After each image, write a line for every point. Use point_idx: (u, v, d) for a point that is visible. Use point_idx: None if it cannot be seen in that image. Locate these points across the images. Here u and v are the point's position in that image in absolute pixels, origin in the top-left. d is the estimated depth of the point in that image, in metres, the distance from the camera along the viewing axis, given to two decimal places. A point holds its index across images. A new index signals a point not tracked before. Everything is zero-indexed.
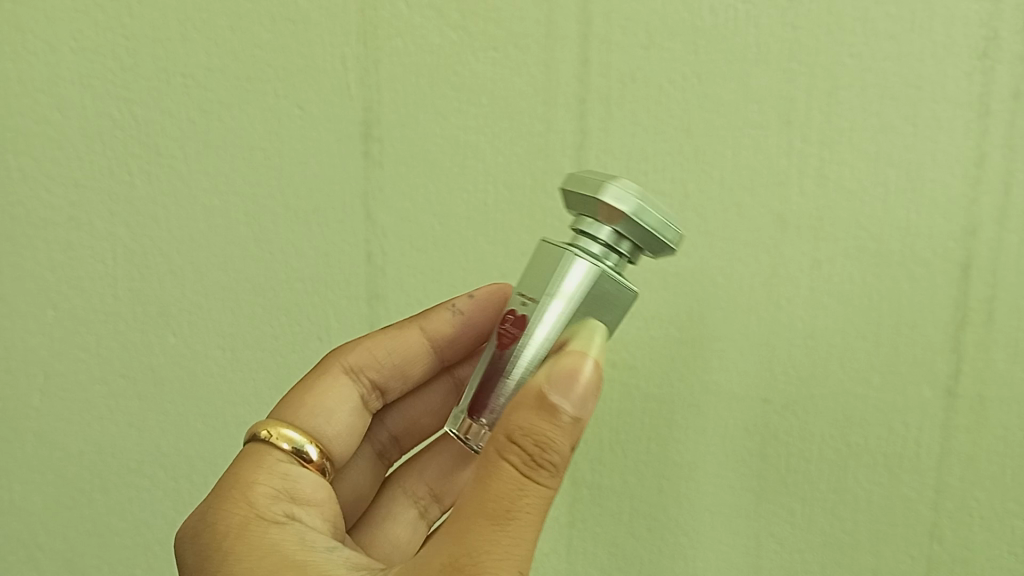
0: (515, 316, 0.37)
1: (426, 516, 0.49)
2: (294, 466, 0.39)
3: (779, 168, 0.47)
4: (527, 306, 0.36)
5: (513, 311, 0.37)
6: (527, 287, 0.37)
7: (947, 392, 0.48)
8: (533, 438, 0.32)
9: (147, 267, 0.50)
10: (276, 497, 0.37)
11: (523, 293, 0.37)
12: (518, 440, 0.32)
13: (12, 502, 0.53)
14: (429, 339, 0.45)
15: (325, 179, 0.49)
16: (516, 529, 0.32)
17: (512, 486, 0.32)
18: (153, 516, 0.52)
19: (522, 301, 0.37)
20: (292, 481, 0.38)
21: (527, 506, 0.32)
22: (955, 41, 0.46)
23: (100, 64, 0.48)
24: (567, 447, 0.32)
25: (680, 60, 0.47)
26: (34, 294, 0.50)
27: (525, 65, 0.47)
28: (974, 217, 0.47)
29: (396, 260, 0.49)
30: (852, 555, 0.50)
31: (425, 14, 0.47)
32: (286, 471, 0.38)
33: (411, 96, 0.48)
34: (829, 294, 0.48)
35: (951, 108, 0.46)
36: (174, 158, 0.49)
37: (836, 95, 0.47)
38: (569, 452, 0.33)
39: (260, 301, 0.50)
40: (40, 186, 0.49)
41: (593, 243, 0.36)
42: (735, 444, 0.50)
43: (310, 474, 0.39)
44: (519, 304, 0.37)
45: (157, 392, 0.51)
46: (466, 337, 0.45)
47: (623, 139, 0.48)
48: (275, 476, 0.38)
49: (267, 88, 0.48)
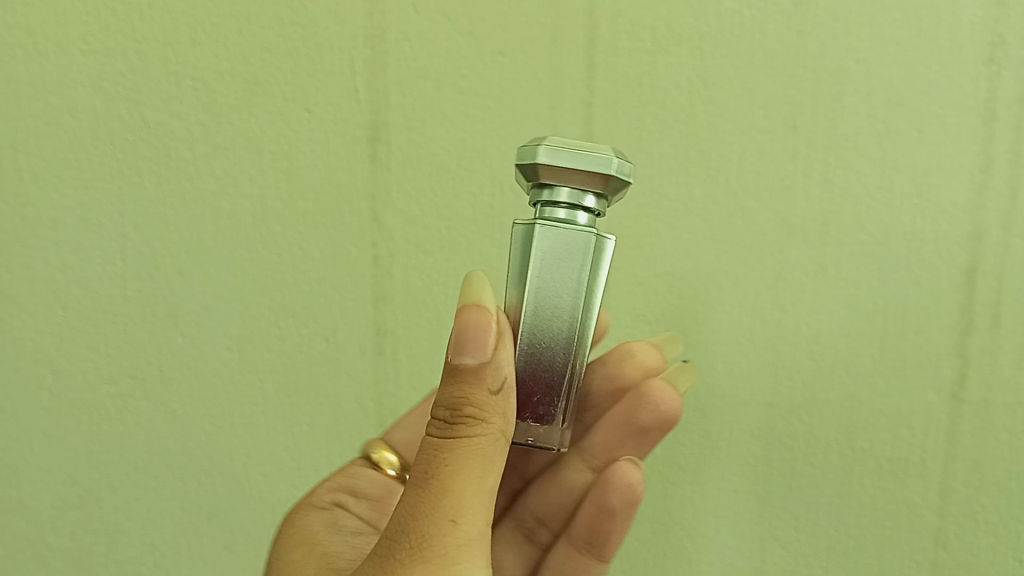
0: None
1: (533, 538, 0.48)
2: (367, 472, 0.45)
3: (785, 173, 0.48)
4: None
5: None
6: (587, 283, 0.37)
7: (953, 397, 0.48)
8: (444, 402, 0.31)
9: (156, 268, 0.50)
10: (330, 489, 0.44)
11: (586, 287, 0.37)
12: (435, 409, 0.32)
13: (20, 501, 0.53)
14: None
15: (333, 181, 0.49)
16: (442, 487, 0.30)
17: (430, 451, 0.31)
18: (160, 516, 0.52)
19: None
20: (358, 480, 0.45)
21: (450, 465, 0.31)
22: (961, 46, 0.46)
23: (110, 67, 0.49)
24: (482, 398, 0.31)
25: (685, 65, 0.47)
26: (44, 295, 0.51)
27: (532, 69, 0.48)
28: (979, 223, 0.47)
29: (403, 262, 0.50)
30: (855, 559, 0.50)
31: (433, 18, 0.48)
32: (354, 472, 0.45)
33: (418, 100, 0.48)
34: (834, 298, 0.48)
35: (956, 114, 0.46)
36: (184, 160, 0.49)
37: (841, 100, 0.47)
38: (490, 399, 0.31)
39: (268, 302, 0.50)
40: (50, 188, 0.50)
41: (552, 211, 0.32)
42: (741, 447, 0.50)
43: (378, 478, 0.45)
44: None
45: (165, 393, 0.51)
46: None
47: (630, 143, 0.48)
48: (344, 475, 0.45)
49: (275, 91, 0.49)
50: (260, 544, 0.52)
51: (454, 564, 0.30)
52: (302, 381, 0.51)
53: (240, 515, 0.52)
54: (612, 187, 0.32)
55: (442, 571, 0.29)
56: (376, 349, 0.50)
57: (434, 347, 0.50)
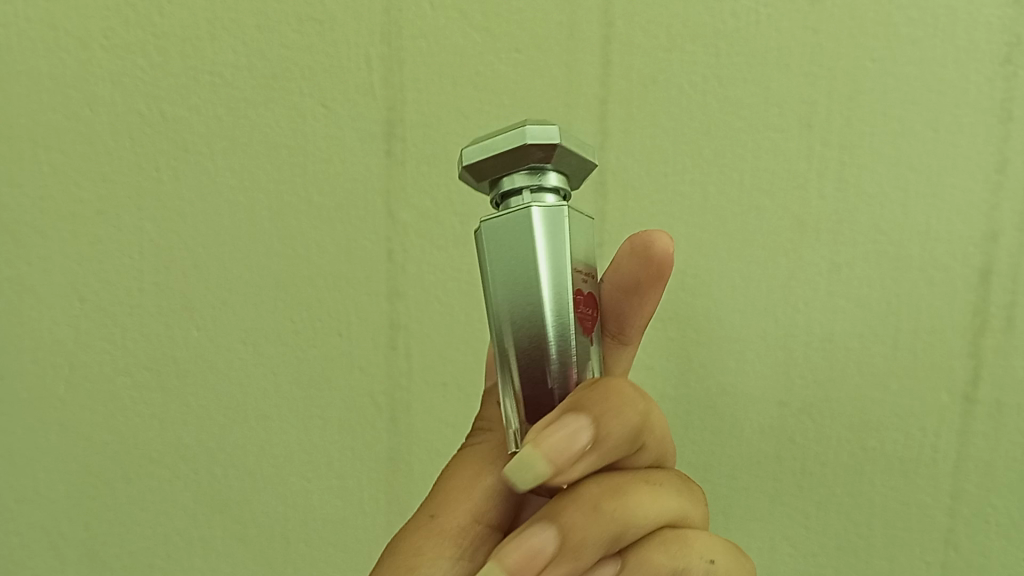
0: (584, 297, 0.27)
1: None
2: None
3: (799, 172, 0.48)
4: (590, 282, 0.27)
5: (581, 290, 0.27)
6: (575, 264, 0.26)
7: (965, 397, 0.49)
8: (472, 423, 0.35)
9: (172, 261, 0.50)
10: None
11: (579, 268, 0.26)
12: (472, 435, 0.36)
13: (35, 490, 0.51)
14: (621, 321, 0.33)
15: (348, 176, 0.49)
16: (443, 486, 0.32)
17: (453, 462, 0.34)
18: (174, 508, 0.51)
19: (583, 275, 0.27)
20: None
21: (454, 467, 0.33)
22: (977, 47, 0.47)
23: (129, 62, 0.49)
24: (493, 410, 0.34)
25: (700, 64, 0.48)
26: (62, 286, 0.50)
27: (548, 67, 0.49)
28: (994, 224, 0.48)
29: (416, 258, 0.50)
30: (867, 560, 0.50)
31: (449, 16, 0.49)
32: None
33: (434, 97, 0.49)
34: (847, 297, 0.49)
35: (972, 114, 0.48)
36: (201, 155, 0.49)
37: (856, 99, 0.48)
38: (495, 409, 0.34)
39: (281, 296, 0.50)
40: (68, 180, 0.49)
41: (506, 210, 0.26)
42: (753, 446, 0.50)
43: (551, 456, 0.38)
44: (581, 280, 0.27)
45: (180, 384, 0.50)
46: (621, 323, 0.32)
47: (644, 141, 0.49)
48: None
49: (293, 87, 0.49)
50: (270, 540, 0.51)
51: (417, 555, 0.30)
52: (315, 375, 0.51)
53: (251, 508, 0.51)
54: (477, 168, 0.26)
55: (411, 553, 0.30)
56: (389, 344, 0.51)
57: (446, 342, 0.51)
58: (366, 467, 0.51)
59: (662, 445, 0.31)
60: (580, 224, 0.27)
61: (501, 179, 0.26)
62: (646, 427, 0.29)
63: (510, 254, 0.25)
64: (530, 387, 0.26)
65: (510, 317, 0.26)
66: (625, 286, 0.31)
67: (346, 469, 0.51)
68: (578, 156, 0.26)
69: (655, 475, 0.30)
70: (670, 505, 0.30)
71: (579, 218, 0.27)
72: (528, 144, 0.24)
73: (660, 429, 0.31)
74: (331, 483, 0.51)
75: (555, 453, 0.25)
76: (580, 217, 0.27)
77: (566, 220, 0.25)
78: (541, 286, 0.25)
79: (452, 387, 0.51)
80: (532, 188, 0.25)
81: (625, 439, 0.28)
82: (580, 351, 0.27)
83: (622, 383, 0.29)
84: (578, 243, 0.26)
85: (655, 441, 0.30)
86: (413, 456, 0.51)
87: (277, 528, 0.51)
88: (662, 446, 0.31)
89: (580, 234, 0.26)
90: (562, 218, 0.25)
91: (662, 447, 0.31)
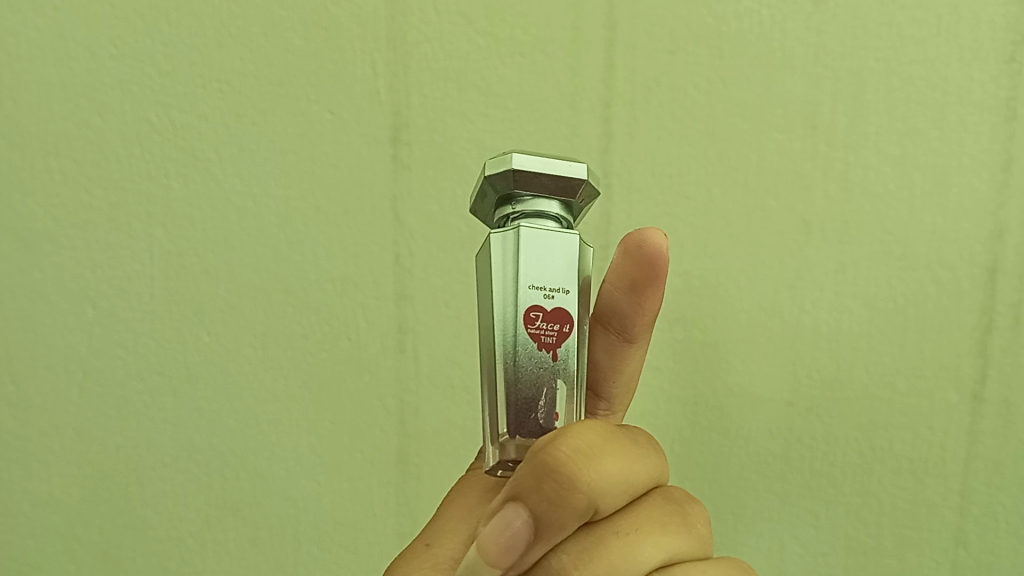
0: (546, 314, 0.27)
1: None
2: None
3: (804, 172, 0.49)
4: (557, 296, 0.27)
5: (542, 308, 0.27)
6: (535, 282, 0.27)
7: (974, 396, 0.49)
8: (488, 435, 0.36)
9: (182, 266, 0.50)
10: None
11: (538, 284, 0.27)
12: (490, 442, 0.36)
13: (50, 494, 0.51)
14: (623, 320, 0.32)
15: (356, 181, 0.50)
16: (445, 514, 0.33)
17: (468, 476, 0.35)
18: (187, 511, 0.51)
19: (548, 292, 0.27)
20: None
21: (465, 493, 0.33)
22: (982, 46, 0.48)
23: (139, 70, 0.49)
24: None
25: (704, 66, 0.49)
26: (74, 292, 0.50)
27: (552, 71, 0.49)
28: (1000, 222, 0.49)
29: (424, 261, 0.51)
30: (876, 560, 0.49)
31: (453, 20, 0.49)
32: None
33: (438, 101, 0.50)
34: (853, 297, 0.49)
35: (977, 112, 0.49)
36: (210, 161, 0.50)
37: (860, 99, 0.49)
38: None
39: (291, 300, 0.50)
40: (79, 187, 0.49)
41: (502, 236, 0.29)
42: (760, 446, 0.50)
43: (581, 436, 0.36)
44: (544, 296, 0.27)
45: (190, 389, 0.51)
46: (620, 309, 0.32)
47: (648, 143, 0.49)
48: None
49: (298, 93, 0.50)
50: (281, 543, 0.51)
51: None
52: (324, 378, 0.51)
53: (263, 511, 0.51)
54: (481, 209, 0.30)
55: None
56: (397, 347, 0.51)
57: (454, 345, 0.51)
58: (374, 470, 0.51)
59: (631, 488, 0.28)
60: (557, 241, 0.27)
61: (497, 213, 0.29)
62: (598, 492, 0.27)
63: (484, 274, 0.28)
64: (488, 400, 0.27)
65: (485, 336, 0.28)
66: (626, 286, 0.31)
67: (356, 472, 0.51)
68: (559, 175, 0.28)
69: (628, 520, 0.28)
70: (649, 556, 0.28)
71: (556, 235, 0.27)
72: (488, 177, 0.28)
73: (625, 474, 0.28)
74: (341, 486, 0.51)
75: (492, 558, 0.25)
76: (560, 234, 0.27)
77: (524, 239, 0.27)
78: (495, 304, 0.27)
79: (460, 389, 0.51)
80: (513, 214, 0.28)
81: (571, 516, 0.26)
82: (534, 371, 0.27)
83: (561, 452, 0.26)
84: (545, 260, 0.27)
85: (618, 493, 0.27)
86: (422, 458, 0.51)
87: (289, 530, 0.51)
88: (637, 483, 0.28)
89: (552, 249, 0.27)
90: (519, 237, 0.27)
91: (633, 488, 0.28)
